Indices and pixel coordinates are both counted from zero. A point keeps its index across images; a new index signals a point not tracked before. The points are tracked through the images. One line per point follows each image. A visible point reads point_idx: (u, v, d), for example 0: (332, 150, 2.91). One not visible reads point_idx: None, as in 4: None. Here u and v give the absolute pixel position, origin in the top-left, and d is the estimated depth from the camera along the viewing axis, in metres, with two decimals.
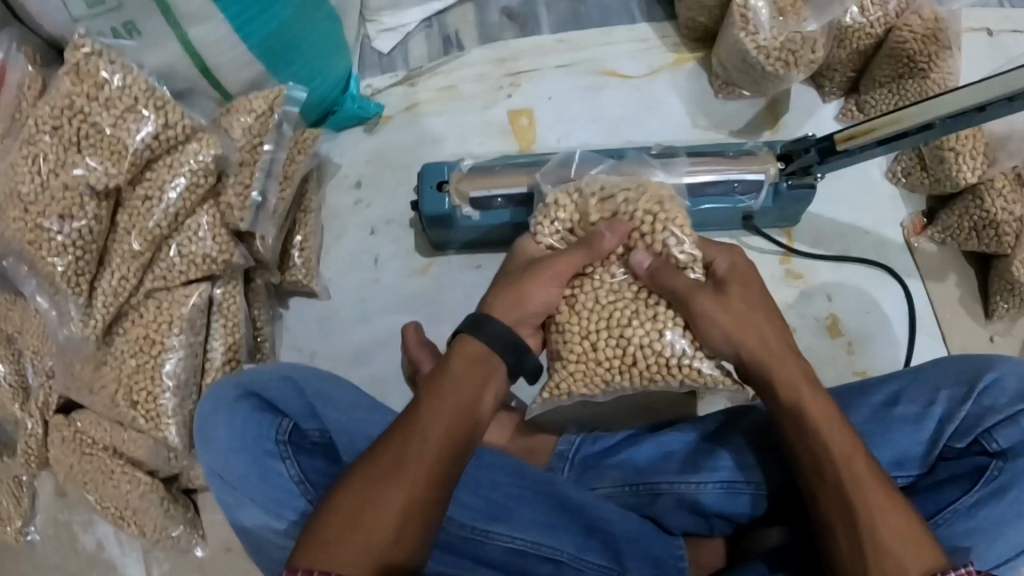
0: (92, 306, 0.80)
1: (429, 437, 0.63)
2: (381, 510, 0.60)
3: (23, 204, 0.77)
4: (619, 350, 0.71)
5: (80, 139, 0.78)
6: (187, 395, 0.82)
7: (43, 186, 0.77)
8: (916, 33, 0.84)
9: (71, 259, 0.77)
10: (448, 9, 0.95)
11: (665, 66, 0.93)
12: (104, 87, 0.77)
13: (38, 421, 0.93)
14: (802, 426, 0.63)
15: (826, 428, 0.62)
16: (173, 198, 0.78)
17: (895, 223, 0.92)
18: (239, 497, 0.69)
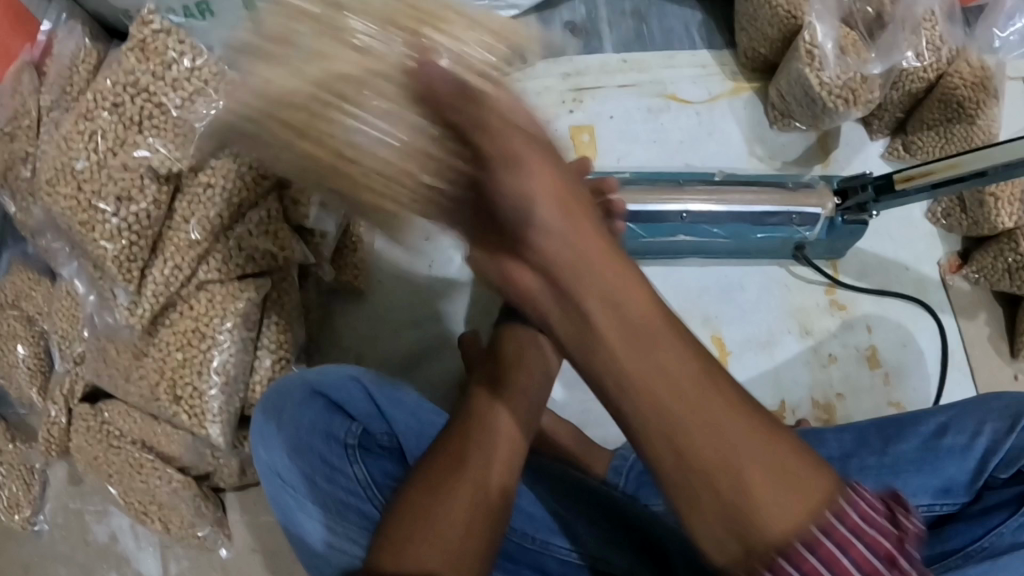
0: (140, 295, 0.76)
1: (484, 448, 0.64)
2: (447, 523, 0.58)
3: (80, 184, 0.73)
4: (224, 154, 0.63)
5: (142, 118, 0.74)
6: (234, 391, 0.79)
7: (103, 167, 0.73)
8: (966, 80, 0.86)
9: (122, 245, 0.74)
10: (512, 20, 0.96)
11: (724, 93, 0.95)
12: (172, 67, 0.74)
13: (62, 409, 0.89)
14: (629, 346, 0.45)
15: (674, 366, 0.43)
16: (235, 189, 0.76)
17: (931, 261, 0.94)
18: (297, 497, 0.67)
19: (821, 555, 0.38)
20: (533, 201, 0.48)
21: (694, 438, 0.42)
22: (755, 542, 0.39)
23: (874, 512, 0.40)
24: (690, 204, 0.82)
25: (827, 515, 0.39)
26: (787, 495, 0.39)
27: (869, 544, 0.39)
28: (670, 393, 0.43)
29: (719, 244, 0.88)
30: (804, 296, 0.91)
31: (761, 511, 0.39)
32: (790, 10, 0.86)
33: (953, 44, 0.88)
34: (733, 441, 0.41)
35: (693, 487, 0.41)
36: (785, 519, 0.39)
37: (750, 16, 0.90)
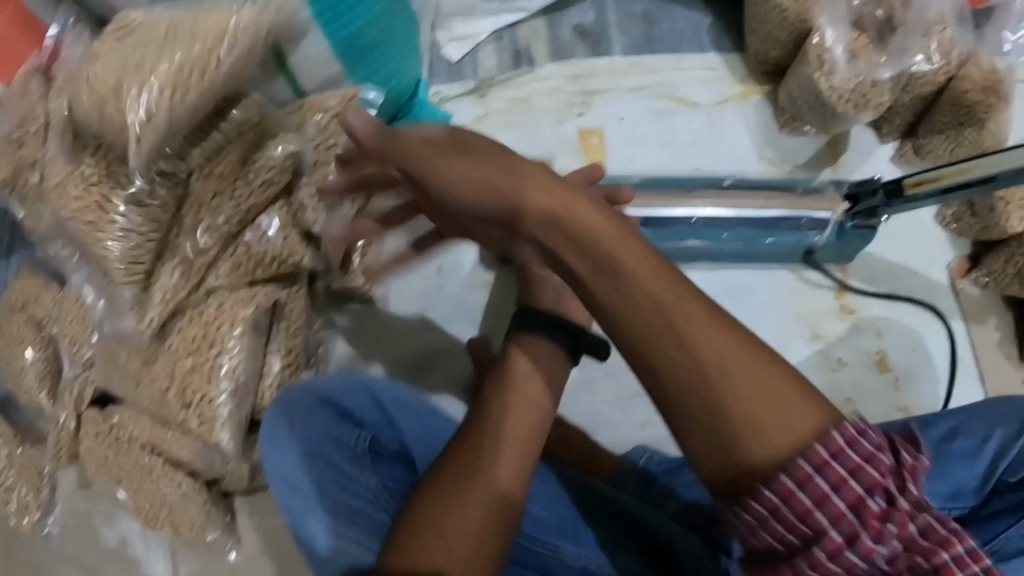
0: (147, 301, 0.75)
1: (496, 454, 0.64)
2: (463, 523, 0.59)
3: (91, 186, 0.72)
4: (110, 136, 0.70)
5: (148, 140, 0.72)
6: (243, 398, 0.79)
7: (113, 170, 0.72)
8: (976, 85, 0.85)
9: (130, 250, 0.73)
10: (520, 23, 0.95)
11: (733, 97, 0.95)
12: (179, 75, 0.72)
13: (71, 413, 0.89)
14: (616, 287, 0.49)
15: (682, 315, 0.47)
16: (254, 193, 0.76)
17: (942, 265, 0.94)
18: (307, 505, 0.65)
19: (813, 495, 0.44)
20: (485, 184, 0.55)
21: (690, 372, 0.46)
22: (744, 471, 0.45)
23: (873, 453, 0.45)
24: (702, 208, 0.83)
25: (821, 455, 0.44)
26: (776, 432, 0.45)
27: (863, 485, 0.44)
28: (664, 331, 0.47)
29: (728, 246, 0.88)
30: (814, 300, 0.91)
31: (751, 445, 0.45)
32: (800, 15, 0.85)
33: (963, 48, 0.86)
34: (723, 380, 0.45)
35: (685, 416, 0.47)
36: (772, 453, 0.45)
37: (759, 19, 0.90)
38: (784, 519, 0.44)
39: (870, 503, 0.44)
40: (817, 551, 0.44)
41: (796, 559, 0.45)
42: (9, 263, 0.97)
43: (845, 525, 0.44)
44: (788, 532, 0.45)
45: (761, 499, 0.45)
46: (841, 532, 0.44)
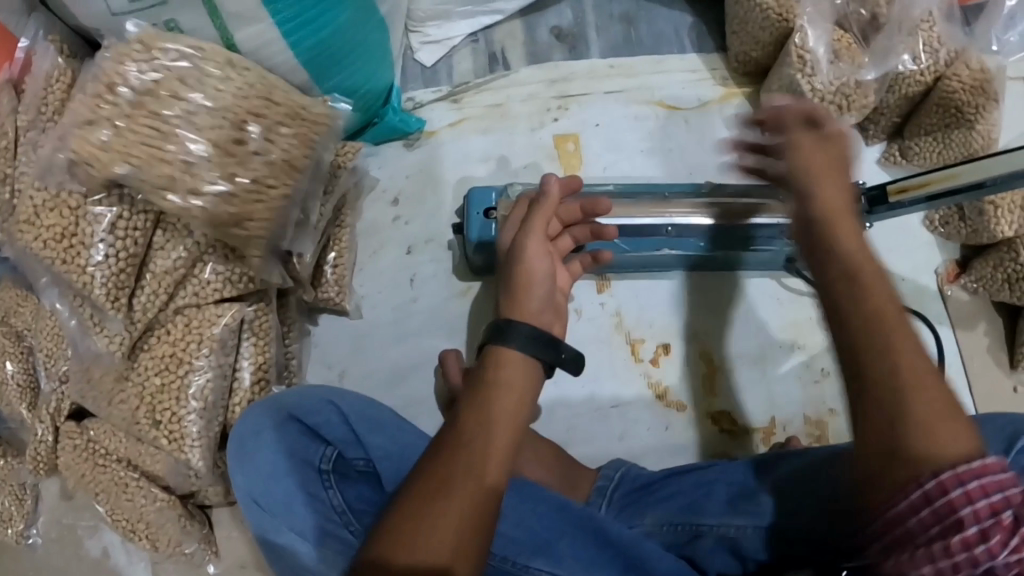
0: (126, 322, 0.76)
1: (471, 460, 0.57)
2: (442, 524, 0.54)
3: (67, 209, 0.73)
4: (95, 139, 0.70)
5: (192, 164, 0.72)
6: (212, 417, 0.79)
7: (87, 196, 0.73)
8: (965, 84, 0.82)
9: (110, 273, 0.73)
10: (495, 26, 0.94)
11: (715, 99, 0.92)
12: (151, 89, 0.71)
13: (49, 427, 0.89)
14: (851, 289, 0.54)
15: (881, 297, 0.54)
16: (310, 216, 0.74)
17: (929, 270, 0.91)
18: (275, 522, 0.67)
19: (969, 492, 0.45)
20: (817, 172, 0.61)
21: (888, 369, 0.51)
22: (911, 465, 0.48)
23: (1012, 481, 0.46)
24: (679, 216, 0.81)
25: (978, 468, 0.46)
26: (947, 442, 0.48)
27: (1005, 500, 0.45)
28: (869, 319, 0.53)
29: (706, 257, 0.85)
30: (795, 310, 0.89)
31: (928, 446, 0.48)
32: (781, 14, 0.83)
33: (952, 46, 0.84)
34: (918, 387, 0.50)
35: (871, 408, 0.51)
36: (939, 453, 0.48)
37: (740, 19, 0.88)
38: (933, 511, 0.46)
39: (1005, 512, 0.44)
40: (954, 541, 0.44)
41: (932, 547, 0.45)
42: None
43: (984, 525, 0.44)
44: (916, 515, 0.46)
45: (923, 501, 0.46)
46: (978, 528, 0.44)
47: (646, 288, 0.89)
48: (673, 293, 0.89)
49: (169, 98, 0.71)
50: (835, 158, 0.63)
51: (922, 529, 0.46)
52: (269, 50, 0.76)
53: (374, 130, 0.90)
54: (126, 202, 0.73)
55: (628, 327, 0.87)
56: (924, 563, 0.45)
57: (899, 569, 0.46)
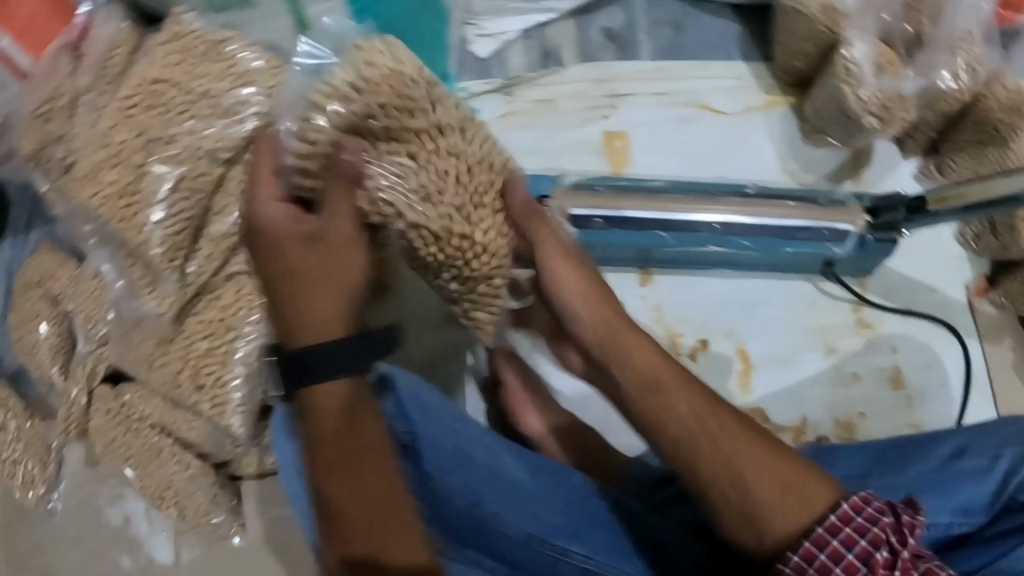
0: (186, 280, 0.78)
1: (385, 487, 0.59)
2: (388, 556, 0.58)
3: (130, 166, 0.73)
4: (183, 106, 0.74)
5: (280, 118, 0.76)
6: (256, 383, 0.81)
7: (145, 158, 0.73)
8: (1001, 104, 0.85)
9: (171, 233, 0.75)
10: (549, 23, 0.94)
11: (758, 106, 0.95)
12: (236, 65, 0.75)
13: (82, 390, 0.89)
14: (654, 402, 0.63)
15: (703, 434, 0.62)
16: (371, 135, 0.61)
17: (960, 283, 0.93)
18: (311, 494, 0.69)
19: (830, 556, 0.57)
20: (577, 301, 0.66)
21: (722, 472, 0.61)
22: (769, 541, 0.60)
23: (876, 516, 0.58)
24: (726, 213, 0.82)
25: (833, 521, 0.58)
26: (779, 518, 0.59)
27: (872, 539, 0.57)
28: (675, 438, 0.62)
29: (748, 258, 0.87)
30: (829, 314, 0.91)
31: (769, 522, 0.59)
32: (829, 26, 0.85)
33: (987, 68, 0.86)
34: (742, 471, 0.60)
35: (719, 493, 0.61)
36: (792, 533, 0.59)
37: (789, 30, 0.90)
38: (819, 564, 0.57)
39: (878, 555, 0.57)
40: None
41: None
42: (28, 239, 0.97)
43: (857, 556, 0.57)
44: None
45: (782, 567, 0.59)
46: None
47: (687, 283, 0.90)
48: (711, 295, 0.90)
49: (245, 80, 0.75)
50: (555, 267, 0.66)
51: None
52: None
53: None
54: (191, 164, 0.74)
55: (668, 323, 0.89)
56: None
57: None
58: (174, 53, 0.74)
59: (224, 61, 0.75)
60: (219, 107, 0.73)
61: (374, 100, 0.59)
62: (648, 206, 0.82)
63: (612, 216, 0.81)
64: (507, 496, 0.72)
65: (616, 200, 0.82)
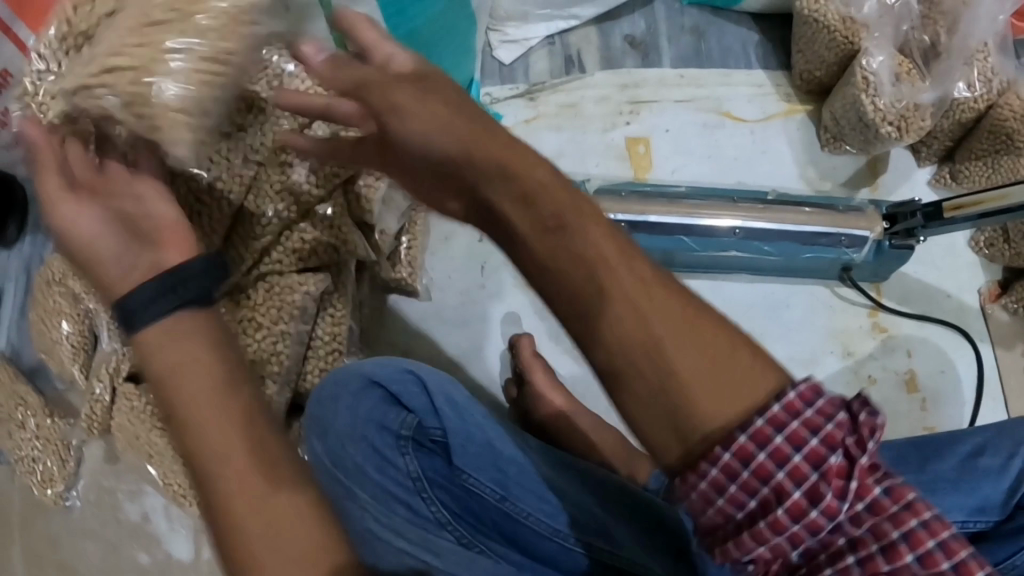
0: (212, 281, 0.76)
1: (499, 147, 0.42)
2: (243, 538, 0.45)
3: None
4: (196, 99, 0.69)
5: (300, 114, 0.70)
6: (286, 384, 0.81)
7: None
8: (1017, 113, 0.86)
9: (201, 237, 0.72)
10: (572, 29, 0.96)
11: (779, 114, 0.96)
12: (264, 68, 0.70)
13: (107, 387, 0.89)
14: (550, 242, 0.41)
15: (613, 294, 0.40)
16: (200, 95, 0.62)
17: (973, 290, 0.95)
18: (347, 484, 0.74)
19: (761, 466, 0.37)
20: (440, 122, 0.43)
21: (618, 341, 0.39)
22: (690, 445, 0.39)
23: (831, 409, 0.38)
24: (744, 219, 0.84)
25: (775, 411, 0.38)
26: (727, 398, 0.38)
27: (826, 439, 0.37)
28: (580, 284, 0.40)
29: (768, 262, 0.90)
30: (847, 317, 0.92)
31: (705, 414, 0.38)
32: (848, 37, 0.88)
33: (1003, 77, 0.90)
34: (667, 351, 0.39)
35: (626, 386, 0.40)
36: (720, 428, 0.38)
37: (808, 39, 0.92)
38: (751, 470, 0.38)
39: (835, 465, 0.37)
40: (777, 514, 0.38)
41: (757, 527, 0.38)
42: (48, 237, 0.98)
43: (807, 483, 0.37)
44: (747, 495, 0.38)
45: (696, 470, 0.39)
46: (803, 492, 0.37)
47: (709, 287, 0.92)
48: (736, 297, 0.92)
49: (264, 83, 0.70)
50: (435, 86, 0.45)
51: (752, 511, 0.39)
52: None
53: None
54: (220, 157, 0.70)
55: None
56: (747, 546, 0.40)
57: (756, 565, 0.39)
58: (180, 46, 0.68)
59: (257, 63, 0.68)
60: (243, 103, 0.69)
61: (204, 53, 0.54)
62: (671, 212, 0.83)
63: (638, 220, 0.83)
64: (536, 493, 0.71)
65: (639, 205, 0.83)
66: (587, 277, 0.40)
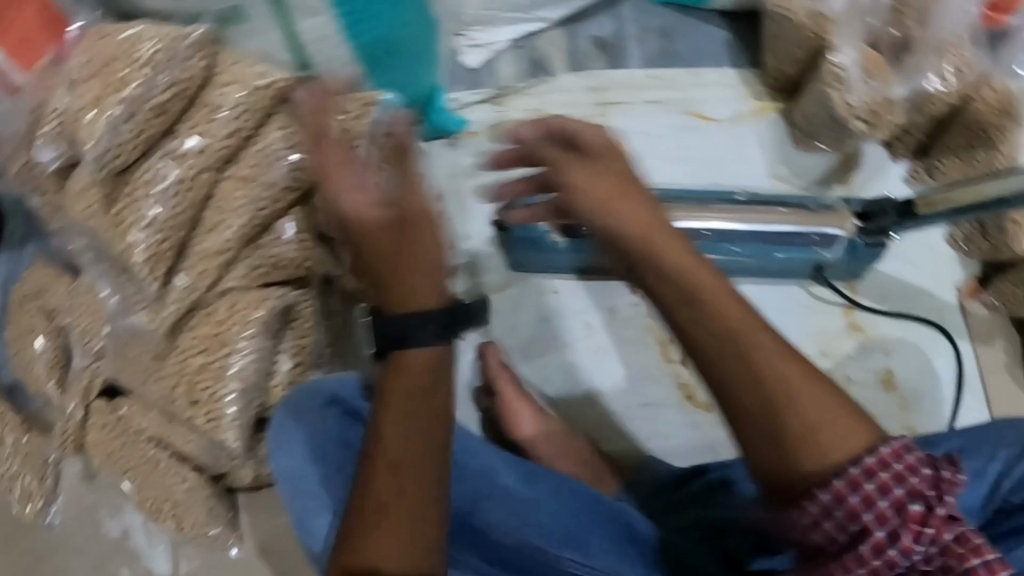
0: (165, 295, 0.77)
1: (632, 205, 0.60)
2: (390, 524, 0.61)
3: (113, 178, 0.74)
4: (161, 112, 0.74)
5: (259, 125, 0.77)
6: (249, 400, 0.80)
7: (147, 157, 0.76)
8: (990, 106, 0.85)
9: (157, 252, 0.75)
10: (539, 33, 0.96)
11: (749, 113, 0.96)
12: (230, 84, 0.75)
13: (79, 405, 0.88)
14: (701, 310, 0.55)
15: (757, 353, 0.54)
16: (123, 128, 0.72)
17: (952, 286, 0.94)
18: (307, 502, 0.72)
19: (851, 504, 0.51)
20: (606, 203, 0.60)
21: (758, 384, 0.54)
22: (796, 484, 0.53)
23: (916, 467, 0.52)
24: (717, 220, 0.83)
25: (870, 464, 0.52)
26: (833, 444, 0.52)
27: (909, 490, 0.51)
28: (715, 338, 0.55)
29: (739, 263, 0.89)
30: (820, 318, 0.91)
31: (816, 453, 0.52)
32: (816, 32, 0.86)
33: (978, 69, 0.87)
34: (785, 382, 0.53)
35: (746, 420, 0.54)
36: (821, 468, 0.52)
37: (776, 36, 0.92)
38: (845, 512, 0.51)
39: (913, 509, 0.51)
40: (864, 548, 0.51)
41: (847, 557, 0.51)
42: (23, 255, 0.97)
43: (889, 525, 0.51)
44: (841, 529, 0.52)
45: (804, 504, 0.53)
46: (886, 532, 0.51)
47: None
48: None
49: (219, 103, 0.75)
50: (601, 166, 0.62)
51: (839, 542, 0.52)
52: (327, 42, 0.79)
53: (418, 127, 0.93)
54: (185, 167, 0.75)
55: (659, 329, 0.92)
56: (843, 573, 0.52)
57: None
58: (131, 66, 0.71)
59: (223, 85, 0.75)
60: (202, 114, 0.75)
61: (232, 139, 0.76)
62: None
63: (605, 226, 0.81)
64: (506, 505, 0.72)
65: None
66: (725, 327, 0.55)
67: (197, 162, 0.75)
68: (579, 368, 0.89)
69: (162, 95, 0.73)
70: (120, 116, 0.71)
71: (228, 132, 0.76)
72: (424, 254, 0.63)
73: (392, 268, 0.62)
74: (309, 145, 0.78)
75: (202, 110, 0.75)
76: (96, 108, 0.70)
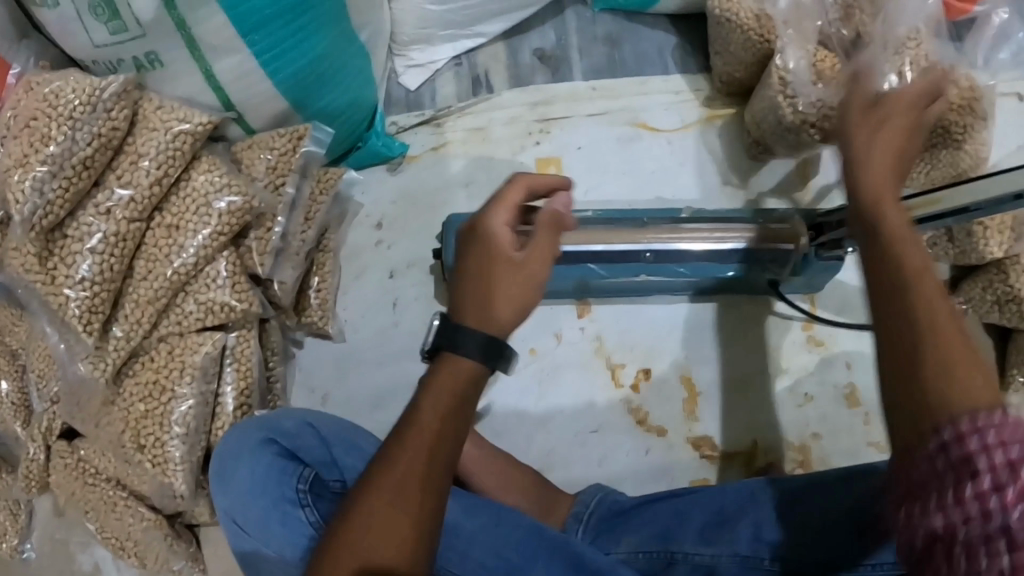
0: (103, 348, 0.76)
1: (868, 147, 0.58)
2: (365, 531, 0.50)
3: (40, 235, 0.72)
4: (84, 165, 0.72)
5: (189, 166, 0.77)
6: (195, 442, 0.80)
7: (74, 211, 0.74)
8: (952, 103, 0.81)
9: (92, 308, 0.73)
10: (479, 48, 0.96)
11: (698, 120, 0.94)
12: (155, 130, 0.74)
13: (40, 446, 0.90)
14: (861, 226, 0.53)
15: (925, 288, 0.47)
16: (49, 186, 0.70)
17: None
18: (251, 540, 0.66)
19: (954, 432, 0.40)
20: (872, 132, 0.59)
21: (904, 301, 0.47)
22: (936, 412, 0.43)
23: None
24: (654, 243, 0.80)
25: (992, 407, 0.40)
26: (971, 385, 0.43)
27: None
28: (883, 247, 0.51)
29: (688, 281, 0.86)
30: (777, 332, 0.89)
31: (950, 400, 0.42)
32: (763, 35, 0.83)
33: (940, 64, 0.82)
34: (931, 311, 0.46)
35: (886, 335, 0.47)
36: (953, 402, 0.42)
37: (723, 40, 0.88)
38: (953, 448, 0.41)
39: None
40: (965, 491, 0.37)
41: (936, 496, 0.39)
42: None
43: (1000, 476, 0.37)
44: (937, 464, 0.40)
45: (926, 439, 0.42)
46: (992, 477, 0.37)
47: (626, 311, 0.90)
48: (651, 319, 0.90)
49: (142, 153, 0.74)
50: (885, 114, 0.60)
51: (931, 481, 0.40)
52: (246, 80, 0.76)
53: (357, 155, 0.92)
54: (110, 219, 0.74)
55: (608, 352, 0.89)
56: (933, 515, 0.39)
57: (912, 525, 0.40)
58: (48, 121, 0.70)
59: (149, 132, 0.74)
60: (125, 165, 0.74)
61: (158, 188, 0.75)
62: (576, 239, 0.80)
63: None
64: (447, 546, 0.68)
65: None
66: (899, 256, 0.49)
67: (125, 212, 0.74)
68: (528, 395, 0.88)
69: (85, 150, 0.71)
70: (44, 176, 0.69)
71: (156, 179, 0.74)
72: (503, 287, 0.56)
73: (471, 287, 0.56)
74: (234, 189, 0.77)
75: (126, 160, 0.74)
76: (22, 167, 0.69)
